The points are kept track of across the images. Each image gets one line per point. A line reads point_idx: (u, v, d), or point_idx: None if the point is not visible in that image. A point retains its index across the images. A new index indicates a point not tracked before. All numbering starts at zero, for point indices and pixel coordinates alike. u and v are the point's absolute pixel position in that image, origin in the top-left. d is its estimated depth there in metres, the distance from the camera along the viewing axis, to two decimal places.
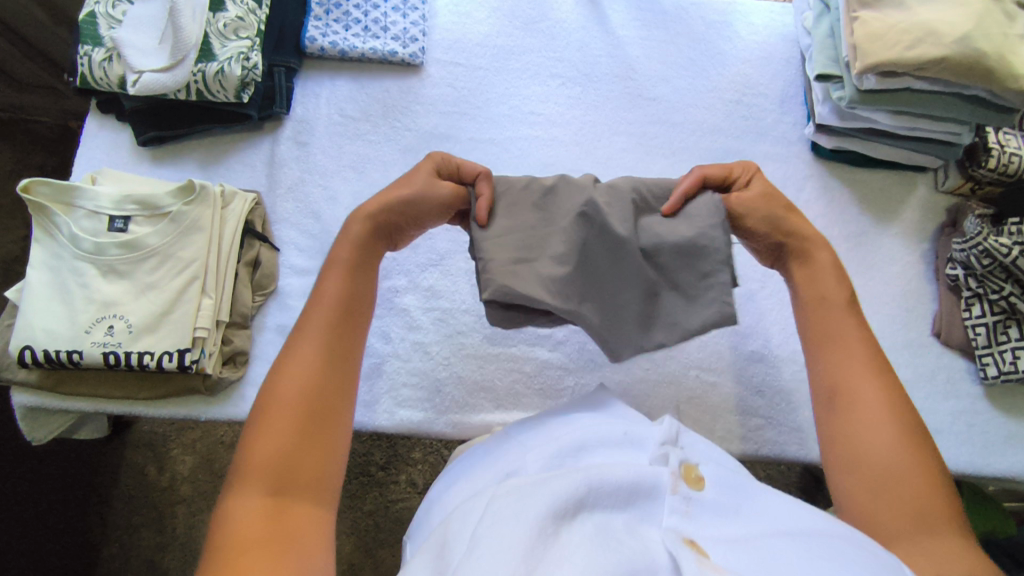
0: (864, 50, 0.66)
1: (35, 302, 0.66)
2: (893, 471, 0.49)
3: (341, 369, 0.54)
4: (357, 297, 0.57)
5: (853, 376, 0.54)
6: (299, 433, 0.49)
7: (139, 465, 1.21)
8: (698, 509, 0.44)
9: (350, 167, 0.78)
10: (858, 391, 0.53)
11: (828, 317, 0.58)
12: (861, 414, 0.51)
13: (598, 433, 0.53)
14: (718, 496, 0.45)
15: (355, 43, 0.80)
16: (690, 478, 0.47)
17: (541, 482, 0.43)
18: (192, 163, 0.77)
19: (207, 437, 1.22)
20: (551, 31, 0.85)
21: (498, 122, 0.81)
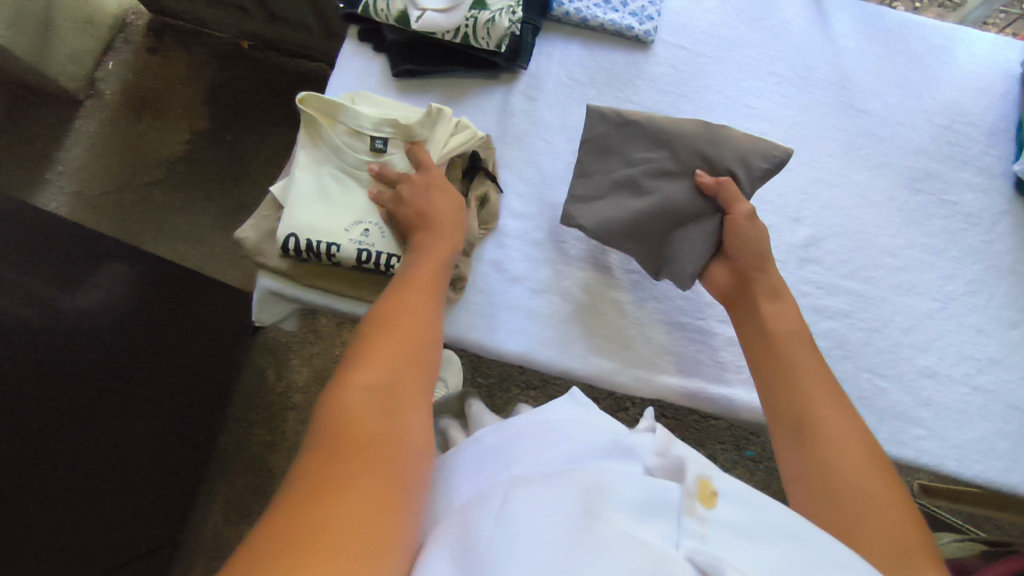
0: None
1: (298, 197, 0.74)
2: (866, 492, 0.53)
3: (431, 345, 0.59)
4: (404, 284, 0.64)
5: (825, 412, 0.59)
6: (395, 388, 0.53)
7: (260, 368, 1.41)
8: (716, 528, 0.43)
9: (572, 128, 0.84)
10: (824, 420, 0.58)
11: (792, 342, 0.66)
12: (835, 440, 0.57)
13: (588, 442, 0.53)
14: (733, 512, 0.44)
15: (596, 12, 0.85)
16: (703, 495, 0.45)
17: (555, 479, 0.45)
18: (433, 101, 0.83)
19: (325, 354, 1.42)
20: (775, 30, 0.89)
21: (713, 109, 0.86)
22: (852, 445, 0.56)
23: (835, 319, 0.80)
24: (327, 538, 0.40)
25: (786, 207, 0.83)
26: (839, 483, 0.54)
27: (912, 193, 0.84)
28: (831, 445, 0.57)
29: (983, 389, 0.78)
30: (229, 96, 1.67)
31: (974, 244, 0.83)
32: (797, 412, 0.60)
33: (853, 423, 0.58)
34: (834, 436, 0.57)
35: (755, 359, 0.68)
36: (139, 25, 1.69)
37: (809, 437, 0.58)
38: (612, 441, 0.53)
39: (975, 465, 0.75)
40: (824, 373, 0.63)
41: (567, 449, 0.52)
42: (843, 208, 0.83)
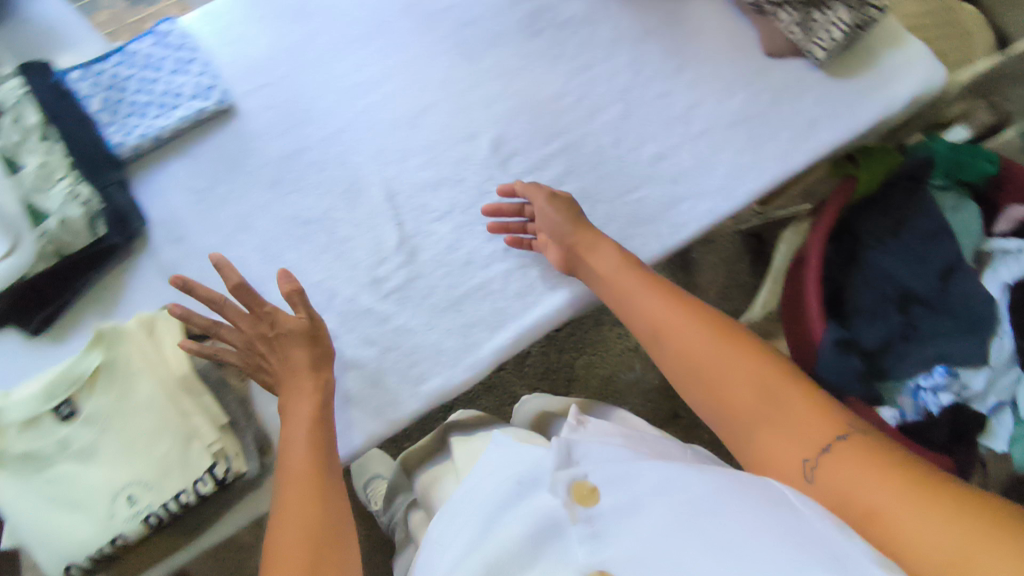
0: None
1: (34, 522, 0.62)
2: (809, 432, 0.58)
3: (330, 455, 0.66)
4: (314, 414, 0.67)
5: (720, 376, 0.64)
6: (318, 478, 0.63)
7: None
8: (600, 521, 0.57)
9: (237, 230, 0.78)
10: (733, 395, 0.62)
11: (625, 278, 0.73)
12: (738, 417, 0.62)
13: (498, 474, 0.65)
14: (613, 500, 0.57)
15: (161, 123, 0.77)
16: (583, 495, 0.59)
17: (476, 546, 0.59)
18: (94, 322, 0.73)
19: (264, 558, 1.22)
20: (324, 5, 0.84)
21: (333, 111, 0.82)
22: (772, 379, 0.61)
23: (567, 182, 0.82)
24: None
25: (456, 131, 0.82)
26: (791, 432, 0.58)
27: (537, 37, 0.84)
28: (757, 390, 0.61)
29: (703, 133, 0.83)
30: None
31: (609, 34, 0.84)
32: (702, 391, 0.65)
33: (751, 378, 0.62)
34: (739, 404, 0.62)
35: (615, 308, 0.74)
36: None
37: (735, 427, 0.62)
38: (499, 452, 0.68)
39: (739, 190, 0.83)
40: (692, 339, 0.66)
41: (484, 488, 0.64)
42: (502, 96, 0.83)
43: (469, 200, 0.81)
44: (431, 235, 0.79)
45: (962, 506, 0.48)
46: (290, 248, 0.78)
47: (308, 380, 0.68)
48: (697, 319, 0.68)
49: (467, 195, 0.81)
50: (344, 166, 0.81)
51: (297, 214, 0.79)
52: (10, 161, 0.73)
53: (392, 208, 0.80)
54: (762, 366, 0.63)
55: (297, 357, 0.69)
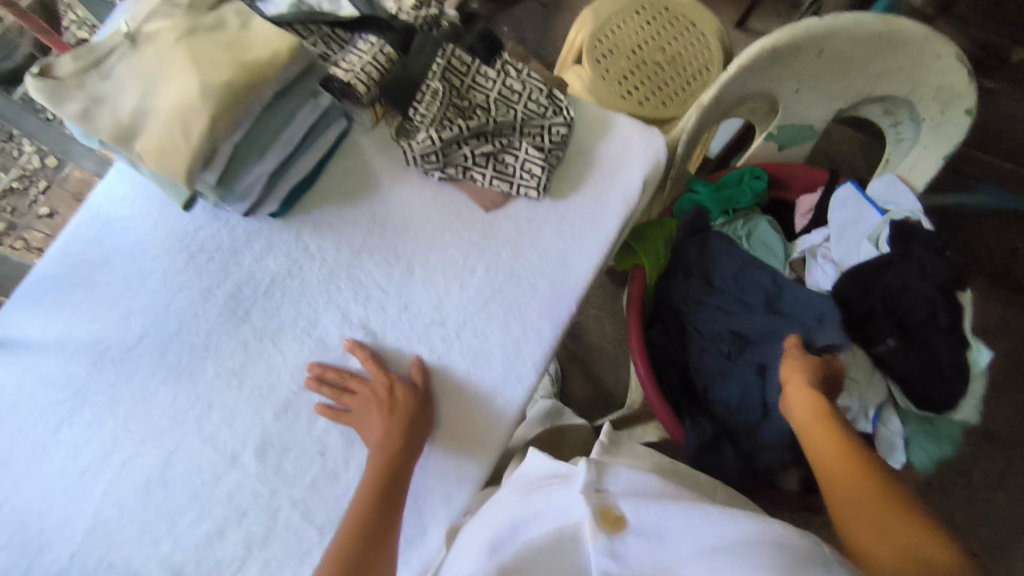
0: (171, 174, 0.64)
1: None
2: (924, 545, 0.47)
3: (390, 514, 0.66)
4: (405, 460, 0.68)
5: (841, 488, 0.55)
6: (361, 537, 0.64)
7: None
8: (626, 552, 0.49)
9: None
10: (861, 517, 0.51)
11: (797, 363, 0.69)
12: (865, 530, 0.51)
13: (516, 513, 0.59)
14: (639, 532, 0.50)
15: None
16: (611, 522, 0.51)
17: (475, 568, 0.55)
18: None
19: None
20: (7, 404, 0.74)
21: (71, 513, 0.71)
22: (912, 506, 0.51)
23: (350, 454, 0.73)
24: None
25: (214, 459, 0.73)
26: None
27: (247, 320, 0.77)
28: (886, 517, 0.50)
29: (461, 327, 0.76)
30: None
31: (318, 276, 0.78)
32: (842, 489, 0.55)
33: (887, 497, 0.52)
34: (841, 476, 0.55)
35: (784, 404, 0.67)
36: None
37: (840, 494, 0.54)
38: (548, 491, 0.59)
39: (524, 365, 0.74)
40: (818, 433, 0.59)
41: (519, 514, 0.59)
42: (241, 399, 0.75)
43: (259, 529, 0.71)
44: None
45: None
46: None
47: (388, 455, 0.68)
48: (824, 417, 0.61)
49: (254, 526, 0.71)
50: (111, 566, 0.70)
51: None
52: None
53: None
54: (875, 485, 0.53)
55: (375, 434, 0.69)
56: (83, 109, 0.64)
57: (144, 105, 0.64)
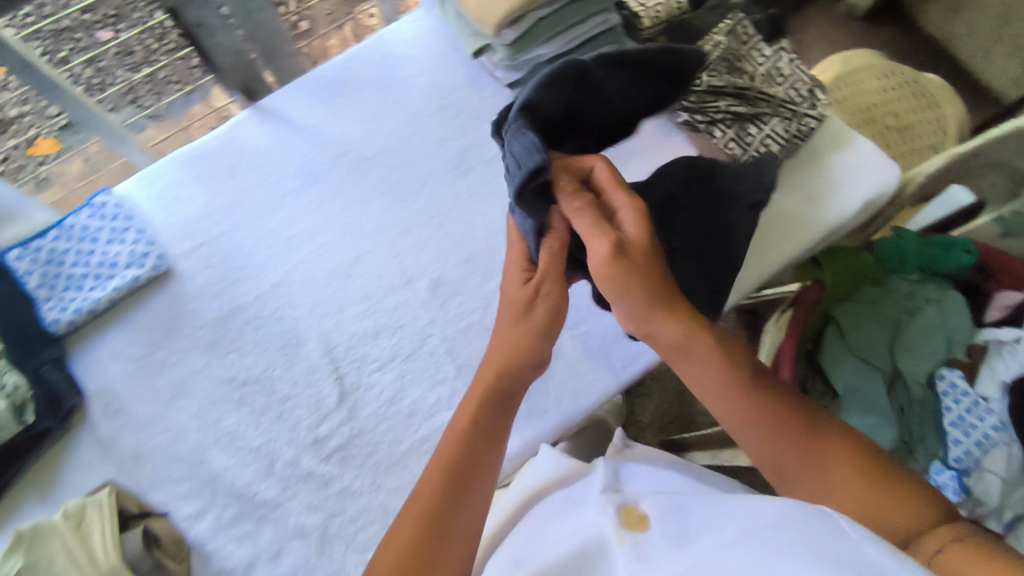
0: (482, 16, 0.73)
1: None
2: (825, 455, 0.52)
3: (512, 386, 0.62)
4: (553, 316, 0.64)
5: (705, 392, 0.58)
6: (483, 406, 0.60)
7: None
8: (647, 546, 0.50)
9: (175, 397, 0.78)
10: (821, 461, 0.52)
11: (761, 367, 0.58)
12: (822, 484, 0.51)
13: (547, 513, 0.62)
14: (658, 526, 0.51)
15: (96, 294, 0.78)
16: (633, 521, 0.53)
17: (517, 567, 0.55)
18: (31, 507, 0.72)
19: None
20: (255, 160, 0.86)
21: (267, 265, 0.82)
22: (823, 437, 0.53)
23: None
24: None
25: (394, 274, 0.81)
26: (880, 488, 0.49)
27: (465, 176, 0.85)
28: (816, 439, 0.53)
29: None
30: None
31: None
32: (786, 465, 0.53)
33: (806, 424, 0.54)
34: (726, 409, 0.56)
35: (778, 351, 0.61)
36: None
37: (735, 431, 0.56)
38: (564, 497, 0.62)
39: None
40: (664, 326, 0.58)
41: (546, 510, 0.63)
42: (434, 237, 0.83)
43: (409, 347, 0.78)
44: (371, 386, 0.77)
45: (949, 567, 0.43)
46: (228, 413, 0.77)
47: (529, 292, 0.63)
48: (705, 335, 0.58)
49: (405, 342, 0.79)
50: (281, 322, 0.80)
51: (235, 376, 0.78)
52: None
53: (330, 363, 0.78)
54: (826, 433, 0.53)
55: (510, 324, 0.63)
56: None
57: None
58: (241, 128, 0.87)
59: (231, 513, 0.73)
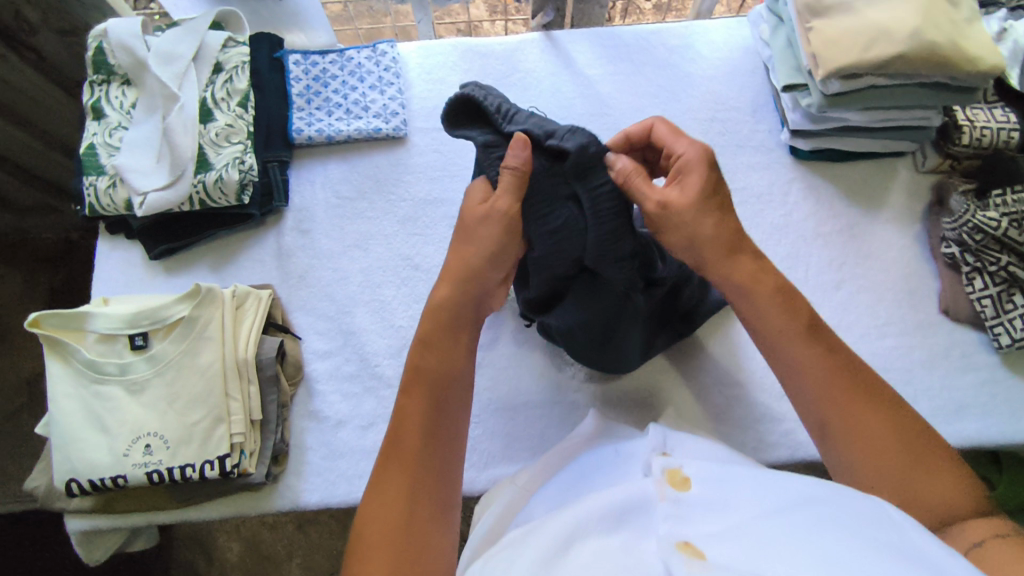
0: (824, 58, 0.69)
1: (69, 429, 0.67)
2: (918, 458, 0.48)
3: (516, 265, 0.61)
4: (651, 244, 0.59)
5: (786, 374, 0.54)
6: (451, 317, 0.57)
7: (186, 562, 1.18)
8: (689, 507, 0.42)
9: (355, 246, 0.81)
10: (863, 436, 0.49)
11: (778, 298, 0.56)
12: (857, 454, 0.49)
13: (598, 467, 0.56)
14: (704, 490, 0.43)
15: (340, 127, 0.84)
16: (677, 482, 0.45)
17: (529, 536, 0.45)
18: (204, 269, 0.79)
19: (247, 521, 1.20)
20: (523, 82, 0.89)
21: None
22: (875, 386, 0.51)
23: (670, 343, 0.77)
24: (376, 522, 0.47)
25: None
26: (919, 471, 0.47)
27: None
28: (888, 417, 0.50)
29: None
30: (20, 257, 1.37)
31: (776, 220, 0.81)
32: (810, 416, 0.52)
33: (849, 391, 0.51)
34: (794, 363, 0.53)
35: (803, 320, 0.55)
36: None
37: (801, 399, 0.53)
38: (616, 452, 0.58)
39: None
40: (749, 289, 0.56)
41: (583, 471, 0.57)
42: None
43: None
44: (521, 333, 0.77)
45: (942, 514, 0.47)
46: (388, 285, 0.79)
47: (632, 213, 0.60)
48: (770, 279, 0.57)
49: None
50: None
51: (411, 256, 0.81)
52: (205, 108, 0.78)
53: None
54: (844, 374, 0.52)
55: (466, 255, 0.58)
56: None
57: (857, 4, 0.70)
58: (526, 49, 0.91)
59: (349, 368, 0.76)
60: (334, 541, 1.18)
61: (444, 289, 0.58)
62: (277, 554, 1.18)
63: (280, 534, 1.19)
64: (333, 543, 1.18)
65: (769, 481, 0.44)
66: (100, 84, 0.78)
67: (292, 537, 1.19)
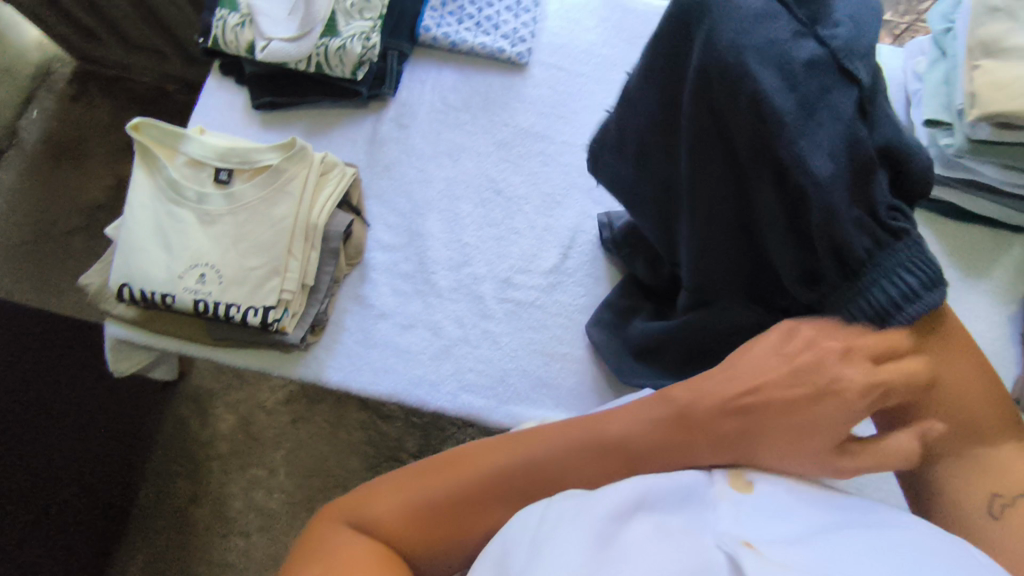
0: (983, 98, 0.65)
1: (136, 237, 0.69)
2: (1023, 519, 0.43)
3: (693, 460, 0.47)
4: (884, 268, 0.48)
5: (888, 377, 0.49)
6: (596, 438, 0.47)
7: (183, 417, 1.19)
8: (750, 511, 0.42)
9: (445, 155, 0.81)
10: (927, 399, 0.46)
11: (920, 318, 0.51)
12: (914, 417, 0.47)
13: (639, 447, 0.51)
14: (767, 496, 0.43)
15: (466, 37, 0.83)
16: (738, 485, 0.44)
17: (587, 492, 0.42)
18: (298, 131, 0.80)
19: (252, 399, 1.20)
20: None
21: (592, 128, 0.82)
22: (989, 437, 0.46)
23: None
24: (344, 558, 0.41)
25: None
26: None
27: None
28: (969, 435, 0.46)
29: None
30: (119, 95, 1.42)
31: None
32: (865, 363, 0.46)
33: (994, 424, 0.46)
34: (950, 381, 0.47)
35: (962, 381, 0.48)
36: (46, 65, 1.42)
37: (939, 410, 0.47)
38: None
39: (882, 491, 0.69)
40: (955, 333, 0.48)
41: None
42: None
43: None
44: (580, 286, 0.76)
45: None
46: (466, 201, 0.79)
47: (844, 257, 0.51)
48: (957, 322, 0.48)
49: None
50: (563, 177, 0.80)
51: (496, 181, 0.80)
52: None
53: (567, 240, 0.78)
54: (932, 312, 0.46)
55: (686, 394, 0.48)
56: (995, 9, 0.67)
57: None
58: None
59: (407, 267, 0.76)
60: (322, 445, 1.17)
61: (618, 420, 0.48)
62: (267, 439, 1.18)
63: (278, 420, 1.19)
64: (321, 446, 1.17)
65: (831, 505, 0.43)
66: None
67: (286, 428, 1.18)
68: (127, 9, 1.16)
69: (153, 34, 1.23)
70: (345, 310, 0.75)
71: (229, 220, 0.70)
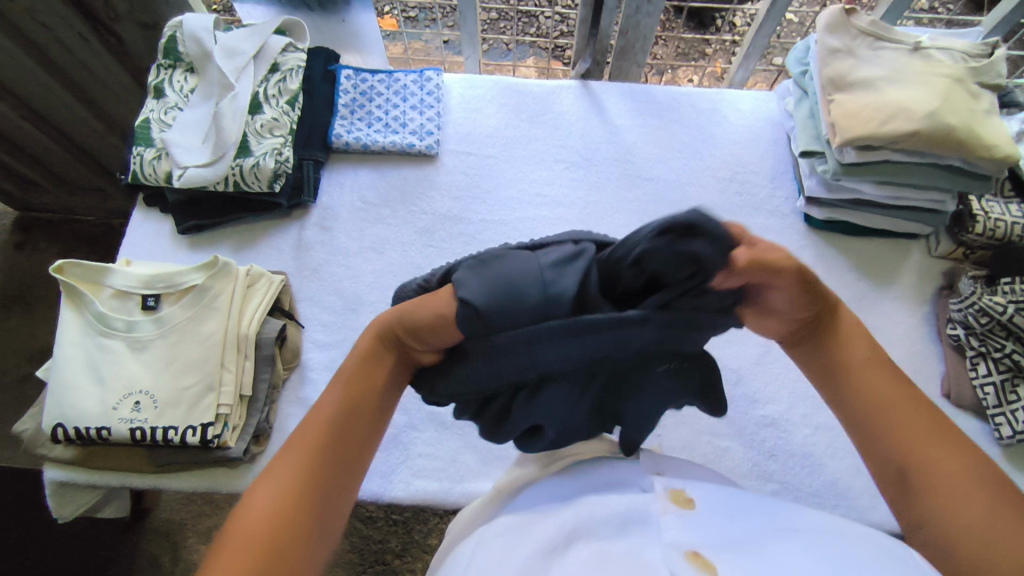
0: (842, 127, 0.73)
1: (65, 376, 0.69)
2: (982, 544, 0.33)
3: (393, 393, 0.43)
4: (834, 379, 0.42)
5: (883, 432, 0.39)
6: (353, 422, 0.39)
7: (154, 555, 1.12)
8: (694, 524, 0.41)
9: (371, 249, 0.84)
10: (875, 400, 0.39)
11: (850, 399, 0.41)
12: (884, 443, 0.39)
13: (583, 472, 0.51)
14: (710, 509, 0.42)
15: (376, 138, 0.89)
16: (679, 500, 0.44)
17: (521, 534, 0.42)
18: (225, 249, 0.83)
19: (224, 523, 1.14)
20: (555, 122, 0.94)
21: (507, 202, 0.87)
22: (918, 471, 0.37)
23: None
24: None
25: None
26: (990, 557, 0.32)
27: None
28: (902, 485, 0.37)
29: (826, 426, 0.74)
30: (63, 237, 1.44)
31: None
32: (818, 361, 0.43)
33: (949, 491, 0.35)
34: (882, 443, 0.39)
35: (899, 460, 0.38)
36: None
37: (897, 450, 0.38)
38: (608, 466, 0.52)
39: (837, 509, 0.69)
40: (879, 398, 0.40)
41: (569, 475, 0.51)
42: None
43: None
44: None
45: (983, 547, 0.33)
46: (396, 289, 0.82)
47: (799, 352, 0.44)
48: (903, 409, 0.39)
49: None
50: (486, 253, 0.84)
51: (422, 266, 0.83)
52: (255, 101, 0.83)
53: None
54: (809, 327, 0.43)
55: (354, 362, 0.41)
56: (836, 50, 0.78)
57: (878, 83, 0.74)
58: (561, 94, 0.96)
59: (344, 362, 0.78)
60: None
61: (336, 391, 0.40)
62: None
63: None
64: None
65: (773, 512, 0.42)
66: (166, 69, 0.84)
67: None
68: (63, 158, 1.20)
69: (93, 176, 1.27)
70: (288, 415, 0.75)
71: (160, 344, 0.71)
